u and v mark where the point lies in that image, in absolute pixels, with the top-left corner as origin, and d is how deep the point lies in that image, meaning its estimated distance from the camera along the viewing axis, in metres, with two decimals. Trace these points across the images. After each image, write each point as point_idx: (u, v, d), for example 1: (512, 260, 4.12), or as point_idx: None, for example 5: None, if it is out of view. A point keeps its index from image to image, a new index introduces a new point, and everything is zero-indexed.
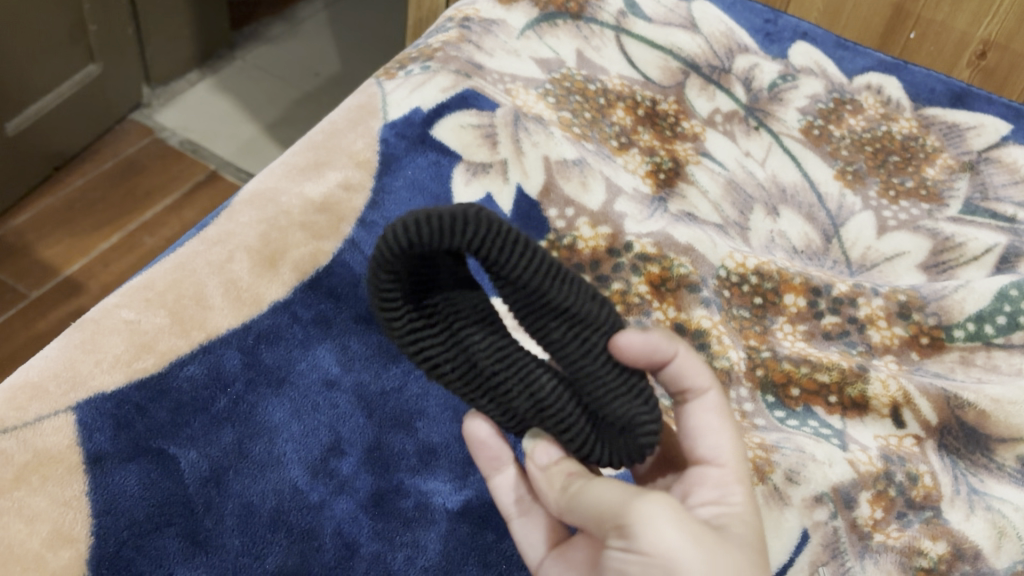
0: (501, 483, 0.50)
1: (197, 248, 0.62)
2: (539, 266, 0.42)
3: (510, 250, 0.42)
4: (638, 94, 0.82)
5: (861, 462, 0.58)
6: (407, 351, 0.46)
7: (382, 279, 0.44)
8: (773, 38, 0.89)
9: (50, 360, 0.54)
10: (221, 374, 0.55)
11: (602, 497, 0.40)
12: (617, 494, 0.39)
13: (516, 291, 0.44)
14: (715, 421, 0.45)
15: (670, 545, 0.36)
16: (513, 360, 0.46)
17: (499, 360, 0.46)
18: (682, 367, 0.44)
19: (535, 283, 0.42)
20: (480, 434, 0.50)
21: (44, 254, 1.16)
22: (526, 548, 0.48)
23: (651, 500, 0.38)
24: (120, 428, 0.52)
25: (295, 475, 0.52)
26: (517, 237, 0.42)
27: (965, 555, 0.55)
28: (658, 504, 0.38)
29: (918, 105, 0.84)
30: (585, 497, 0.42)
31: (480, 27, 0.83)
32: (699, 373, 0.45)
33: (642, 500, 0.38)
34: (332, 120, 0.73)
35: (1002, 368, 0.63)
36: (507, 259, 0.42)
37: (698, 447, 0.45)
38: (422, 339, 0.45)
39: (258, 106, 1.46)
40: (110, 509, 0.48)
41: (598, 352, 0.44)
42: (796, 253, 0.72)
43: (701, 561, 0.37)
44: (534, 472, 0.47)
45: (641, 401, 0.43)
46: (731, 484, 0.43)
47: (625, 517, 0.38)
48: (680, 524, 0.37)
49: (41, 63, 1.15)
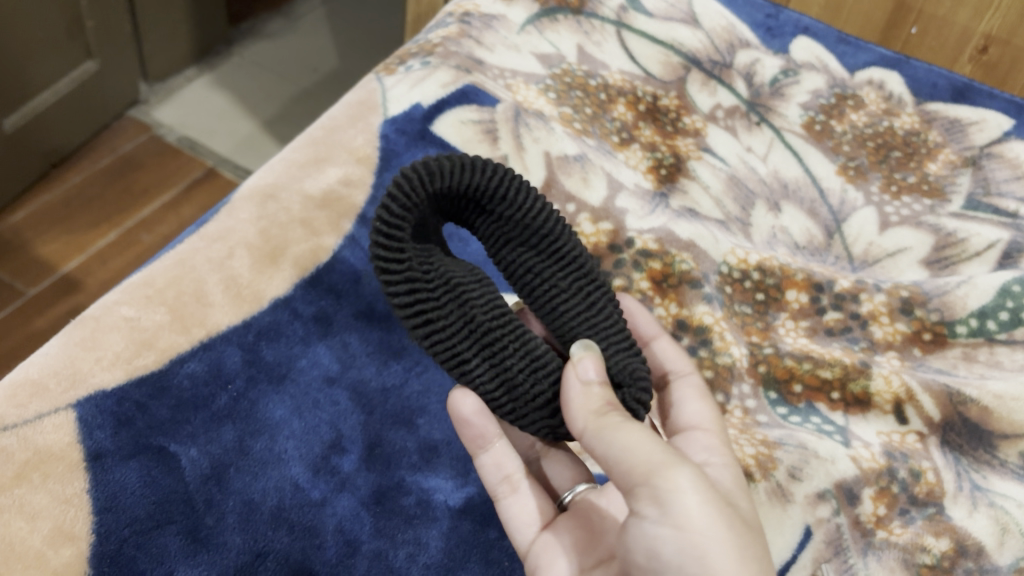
0: (487, 462, 0.51)
1: (197, 244, 0.62)
2: (549, 215, 0.51)
3: (525, 196, 0.50)
4: (639, 89, 0.81)
5: (864, 458, 0.58)
6: (408, 295, 0.46)
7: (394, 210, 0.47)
8: (774, 33, 0.89)
9: (50, 357, 0.54)
10: (221, 371, 0.55)
11: (639, 445, 0.41)
12: (654, 452, 0.40)
13: (526, 244, 0.51)
14: (693, 395, 0.53)
15: (699, 520, 0.39)
16: (510, 319, 0.48)
17: (498, 317, 0.47)
18: (661, 349, 0.56)
19: (546, 228, 0.50)
20: (464, 410, 0.49)
21: (42, 251, 1.16)
22: (514, 531, 0.50)
23: (684, 470, 0.40)
24: (120, 425, 0.51)
25: (296, 472, 0.52)
26: (529, 191, 0.51)
27: (968, 551, 0.54)
28: (690, 477, 0.40)
29: (920, 100, 0.83)
30: (622, 434, 0.41)
31: (481, 22, 0.83)
32: (678, 359, 0.55)
33: (676, 468, 0.40)
34: (332, 116, 0.73)
35: (1004, 365, 0.63)
36: (521, 204, 0.50)
37: (681, 416, 0.52)
38: (423, 285, 0.46)
39: (256, 102, 1.46)
40: (111, 507, 0.48)
41: (595, 304, 0.50)
42: (798, 249, 0.72)
43: (724, 534, 0.39)
44: (572, 382, 0.45)
45: (630, 351, 0.49)
46: (716, 444, 0.49)
47: (656, 480, 0.40)
48: (709, 499, 0.40)
49: (37, 60, 1.14)
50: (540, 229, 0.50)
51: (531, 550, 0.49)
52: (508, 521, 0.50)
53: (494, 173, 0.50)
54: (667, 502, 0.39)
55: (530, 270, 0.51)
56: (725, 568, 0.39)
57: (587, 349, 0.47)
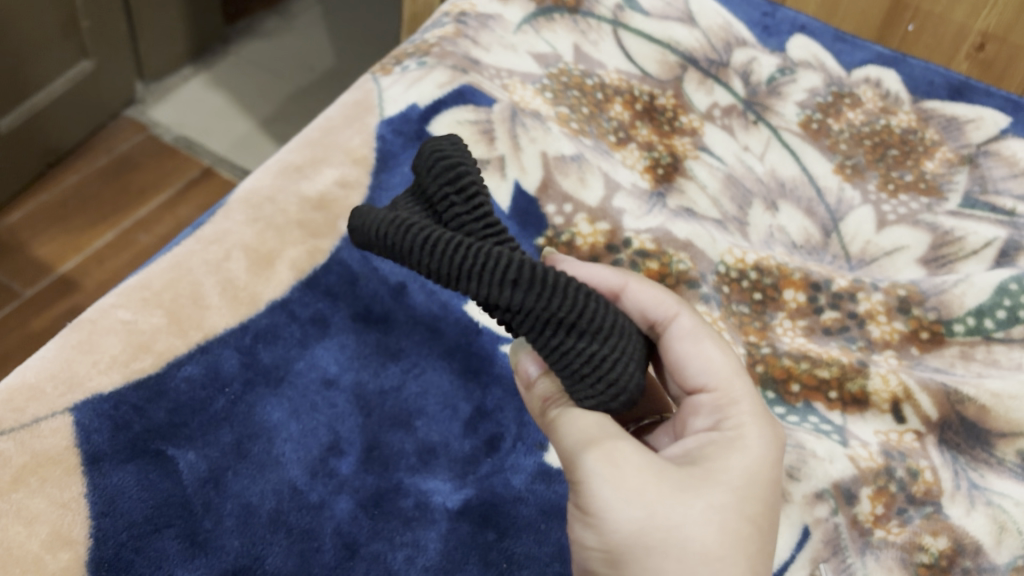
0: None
1: (193, 246, 0.62)
2: (448, 272, 0.44)
3: (418, 254, 0.45)
4: (636, 88, 0.81)
5: (862, 458, 0.58)
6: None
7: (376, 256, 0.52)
8: (771, 31, 0.88)
9: (47, 361, 0.54)
10: (218, 375, 0.55)
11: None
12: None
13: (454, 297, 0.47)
14: (692, 346, 0.49)
15: (604, 503, 0.41)
16: None
17: None
18: (639, 299, 0.51)
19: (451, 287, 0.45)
20: None
21: (39, 252, 1.16)
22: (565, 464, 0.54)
23: (586, 459, 0.42)
24: (118, 429, 0.51)
25: (294, 475, 0.52)
26: (422, 244, 0.44)
27: (966, 550, 0.55)
28: (596, 461, 0.42)
29: (917, 98, 0.83)
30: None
31: (477, 22, 0.82)
32: (660, 303, 0.50)
33: (582, 455, 0.42)
34: (328, 117, 0.73)
35: (1002, 363, 0.63)
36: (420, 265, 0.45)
37: (687, 375, 0.49)
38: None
39: (252, 101, 1.45)
40: (109, 511, 0.48)
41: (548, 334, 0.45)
42: (796, 248, 0.72)
43: (635, 513, 0.40)
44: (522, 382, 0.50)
45: (587, 382, 0.44)
46: (725, 405, 0.47)
47: (570, 468, 0.43)
48: (611, 486, 0.41)
49: (31, 60, 1.13)
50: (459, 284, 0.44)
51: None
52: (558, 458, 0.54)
53: (384, 247, 0.46)
54: (579, 488, 0.43)
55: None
56: (636, 545, 0.40)
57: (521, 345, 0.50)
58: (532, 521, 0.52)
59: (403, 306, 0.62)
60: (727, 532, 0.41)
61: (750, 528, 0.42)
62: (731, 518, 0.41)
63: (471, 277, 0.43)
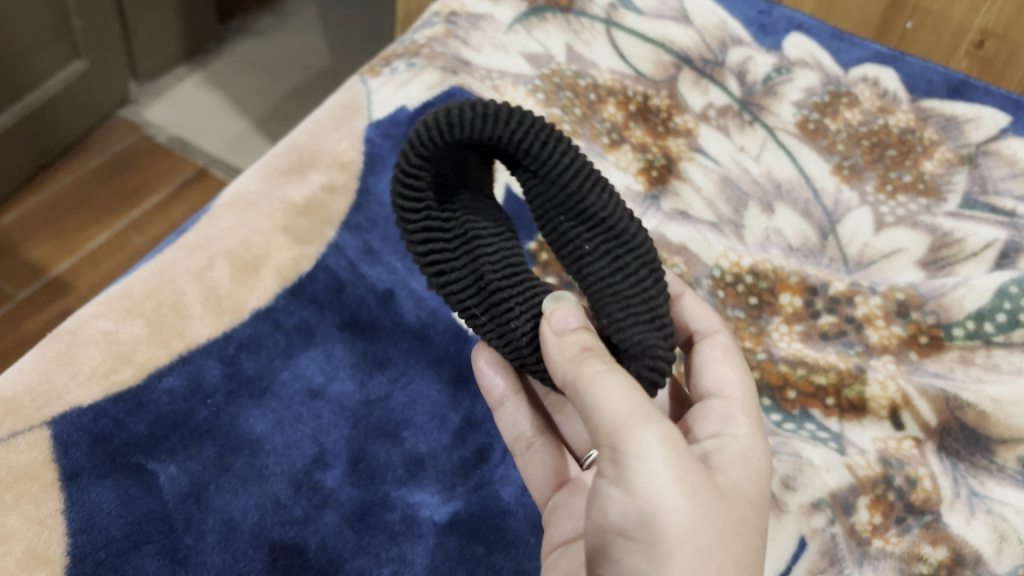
0: (505, 417, 0.53)
1: (176, 254, 0.60)
2: (583, 171, 0.45)
3: (554, 147, 0.44)
4: (629, 89, 0.80)
5: (859, 466, 0.57)
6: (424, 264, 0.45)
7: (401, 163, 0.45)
8: (768, 30, 0.86)
9: (26, 372, 0.53)
10: (200, 386, 0.54)
11: (602, 397, 0.39)
12: (621, 408, 0.38)
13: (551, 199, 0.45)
14: (720, 355, 0.50)
15: (654, 489, 0.38)
16: (525, 281, 0.46)
17: (510, 278, 0.45)
18: (686, 307, 0.53)
19: (575, 186, 0.44)
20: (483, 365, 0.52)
21: (30, 255, 1.14)
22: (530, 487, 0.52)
23: (648, 432, 0.38)
24: (97, 443, 0.50)
25: (278, 489, 0.51)
26: (565, 143, 0.45)
27: (966, 560, 0.53)
28: (656, 441, 0.38)
29: (915, 97, 0.81)
30: (589, 388, 0.39)
31: (468, 22, 0.81)
32: (705, 316, 0.52)
33: (642, 430, 0.38)
34: (315, 120, 0.72)
35: (1002, 368, 0.62)
36: (549, 157, 0.44)
37: (703, 380, 0.49)
38: (442, 256, 0.45)
39: (245, 101, 1.44)
40: (86, 528, 0.47)
41: (626, 271, 0.44)
42: (792, 251, 0.70)
43: (683, 509, 0.38)
44: (548, 336, 0.43)
45: (660, 331, 0.43)
46: (734, 414, 0.46)
47: (619, 441, 0.38)
48: (666, 469, 0.38)
49: (23, 60, 1.12)
50: (566, 189, 0.45)
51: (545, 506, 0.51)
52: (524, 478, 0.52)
53: (516, 122, 0.44)
54: (624, 465, 0.39)
55: (560, 229, 0.46)
56: (671, 539, 0.38)
57: (559, 297, 0.44)
58: (521, 534, 0.51)
59: (391, 314, 0.60)
60: (750, 545, 0.41)
61: (761, 541, 0.42)
62: (752, 531, 0.41)
63: (600, 189, 0.45)
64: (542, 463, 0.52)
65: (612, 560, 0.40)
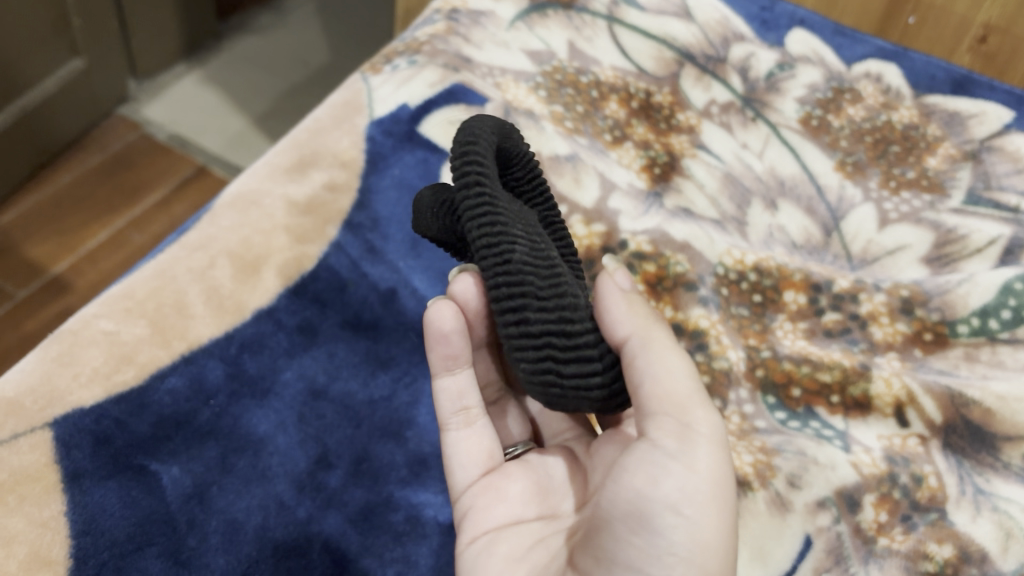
0: (446, 388, 0.50)
1: (177, 253, 0.60)
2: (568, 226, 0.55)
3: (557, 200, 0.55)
4: (631, 86, 0.79)
5: (865, 464, 0.57)
6: (483, 171, 0.46)
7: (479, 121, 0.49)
8: (770, 26, 0.86)
9: (27, 374, 0.53)
10: (202, 386, 0.54)
11: (673, 376, 0.43)
12: (688, 393, 0.43)
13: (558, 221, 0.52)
14: None
15: (711, 468, 0.42)
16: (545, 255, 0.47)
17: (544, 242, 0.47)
18: None
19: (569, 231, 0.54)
20: (442, 328, 0.48)
21: (30, 254, 1.14)
22: (455, 467, 0.49)
23: (708, 417, 0.43)
24: (99, 444, 0.50)
25: (281, 489, 0.51)
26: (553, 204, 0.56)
27: (972, 558, 0.53)
28: (713, 427, 0.43)
29: (918, 92, 0.80)
30: (661, 355, 0.43)
31: (469, 19, 0.81)
32: None
33: (704, 414, 0.43)
34: (316, 118, 0.71)
35: (1007, 364, 0.62)
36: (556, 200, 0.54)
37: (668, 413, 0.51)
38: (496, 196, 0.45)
39: (244, 98, 1.43)
40: (89, 529, 0.47)
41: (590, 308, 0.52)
42: (796, 248, 0.70)
43: (723, 494, 0.42)
44: (610, 287, 0.45)
45: None
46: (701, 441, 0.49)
47: (688, 418, 0.43)
48: (721, 454, 0.43)
49: (21, 59, 1.11)
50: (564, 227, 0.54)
51: (468, 490, 0.49)
52: (450, 457, 0.50)
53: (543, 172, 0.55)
54: (689, 440, 0.42)
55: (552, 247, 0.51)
56: (713, 522, 0.41)
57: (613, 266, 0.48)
58: None
59: (393, 313, 0.60)
60: None
61: None
62: None
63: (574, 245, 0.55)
64: (474, 445, 0.50)
65: (651, 532, 0.40)
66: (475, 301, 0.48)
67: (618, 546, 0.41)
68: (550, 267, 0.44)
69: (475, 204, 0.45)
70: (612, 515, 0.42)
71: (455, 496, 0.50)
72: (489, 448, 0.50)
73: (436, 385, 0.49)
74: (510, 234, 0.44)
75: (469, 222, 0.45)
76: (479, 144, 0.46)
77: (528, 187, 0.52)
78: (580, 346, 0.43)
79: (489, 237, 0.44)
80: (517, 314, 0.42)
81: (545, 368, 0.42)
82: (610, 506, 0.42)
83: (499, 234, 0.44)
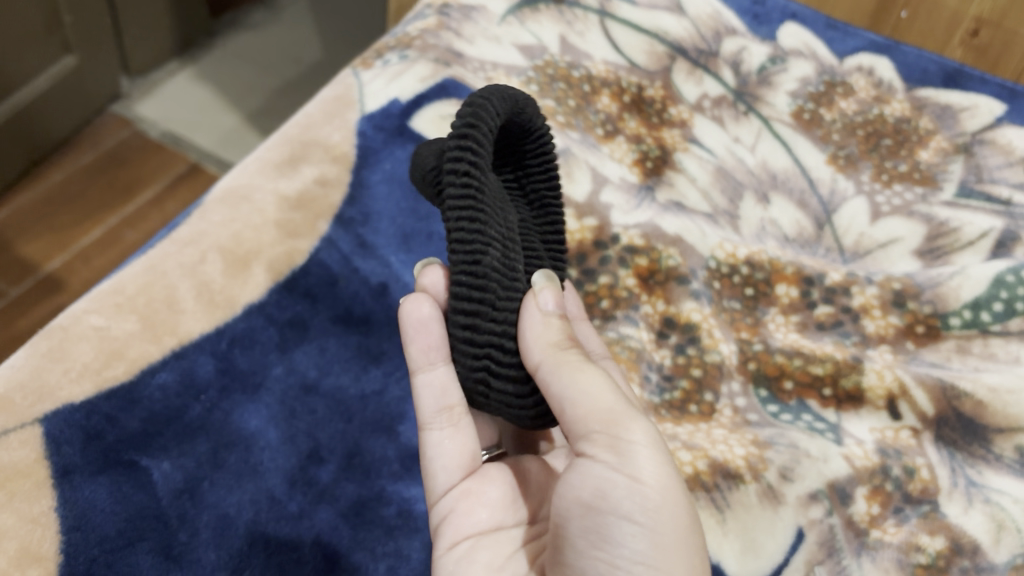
0: (428, 382, 0.47)
1: (168, 249, 0.60)
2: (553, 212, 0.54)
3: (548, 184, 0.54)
4: (623, 80, 0.79)
5: (857, 457, 0.57)
6: (481, 156, 0.43)
7: (489, 93, 0.46)
8: (761, 19, 0.85)
9: (17, 370, 0.52)
10: (193, 382, 0.54)
11: (590, 396, 0.41)
12: (612, 405, 0.41)
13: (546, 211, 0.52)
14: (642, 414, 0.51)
15: (654, 471, 0.40)
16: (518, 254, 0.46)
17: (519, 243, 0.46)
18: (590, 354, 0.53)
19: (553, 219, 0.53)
20: (419, 317, 0.47)
21: (22, 251, 1.14)
22: (436, 469, 0.47)
23: (641, 422, 0.41)
24: (89, 440, 0.50)
25: (273, 484, 0.50)
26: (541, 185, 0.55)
27: (964, 550, 0.53)
28: (647, 430, 0.41)
29: (910, 86, 0.80)
30: (573, 381, 0.41)
31: (460, 13, 0.81)
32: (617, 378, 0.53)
33: (636, 420, 0.41)
34: (307, 113, 0.71)
35: (999, 357, 0.62)
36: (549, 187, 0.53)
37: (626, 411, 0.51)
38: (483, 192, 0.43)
39: (238, 95, 1.43)
40: (80, 525, 0.46)
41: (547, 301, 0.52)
42: (788, 242, 0.70)
43: (677, 494, 0.40)
44: (532, 312, 0.44)
45: None
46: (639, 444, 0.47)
47: (619, 430, 0.41)
48: (663, 457, 0.41)
49: (12, 56, 1.11)
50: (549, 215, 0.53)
51: (449, 494, 0.47)
52: (432, 459, 0.48)
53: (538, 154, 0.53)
54: (624, 450, 0.40)
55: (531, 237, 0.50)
56: (672, 522, 0.40)
57: (550, 279, 0.45)
58: None
59: (385, 308, 0.60)
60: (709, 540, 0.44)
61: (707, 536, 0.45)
62: None
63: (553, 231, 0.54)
64: (455, 448, 0.48)
65: (612, 545, 0.39)
66: (445, 294, 0.49)
67: (583, 562, 0.40)
68: (513, 280, 0.44)
69: (460, 194, 0.43)
70: (571, 532, 0.41)
71: (434, 497, 0.48)
72: (472, 450, 0.48)
73: (415, 379, 0.47)
74: (487, 237, 0.43)
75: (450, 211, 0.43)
76: (480, 128, 0.44)
77: (535, 162, 0.52)
78: (512, 364, 0.44)
79: (464, 234, 0.43)
80: (464, 326, 0.44)
81: (477, 378, 0.44)
82: (566, 523, 0.41)
83: (475, 234, 0.43)
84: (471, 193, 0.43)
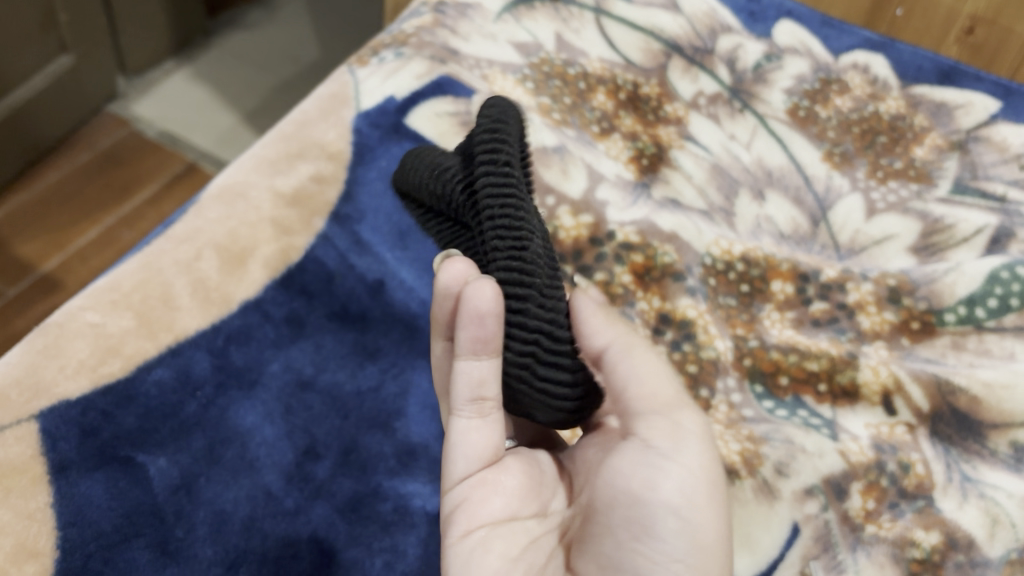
0: (468, 372, 0.44)
1: (164, 246, 0.60)
2: None
3: None
4: (619, 77, 0.79)
5: (852, 452, 0.57)
6: (514, 151, 0.44)
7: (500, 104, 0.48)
8: (757, 17, 0.86)
9: (12, 367, 0.52)
10: (189, 378, 0.54)
11: (652, 383, 0.46)
12: (670, 395, 0.46)
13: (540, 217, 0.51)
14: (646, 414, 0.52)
15: (700, 466, 0.44)
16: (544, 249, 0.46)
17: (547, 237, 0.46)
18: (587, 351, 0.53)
19: None
20: (480, 307, 0.41)
21: (18, 251, 1.14)
22: (457, 457, 0.46)
23: (691, 419, 0.46)
24: (85, 436, 0.50)
25: (268, 480, 0.51)
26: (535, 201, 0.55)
27: (959, 544, 0.53)
28: (698, 427, 0.46)
29: (905, 83, 0.80)
30: (638, 366, 0.46)
31: (456, 11, 0.81)
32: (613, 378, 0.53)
33: (687, 415, 0.46)
34: (303, 110, 0.71)
35: (994, 352, 0.62)
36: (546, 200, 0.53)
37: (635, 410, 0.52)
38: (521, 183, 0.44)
39: (235, 94, 1.43)
40: (76, 521, 0.46)
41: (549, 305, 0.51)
42: (783, 238, 0.70)
43: (717, 492, 0.44)
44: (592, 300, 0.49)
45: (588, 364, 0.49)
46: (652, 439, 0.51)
47: (674, 420, 0.45)
48: (708, 452, 0.45)
49: (8, 56, 1.10)
50: None
51: (464, 482, 0.46)
52: (455, 445, 0.46)
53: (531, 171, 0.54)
54: (678, 441, 0.44)
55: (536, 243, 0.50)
56: (708, 519, 0.43)
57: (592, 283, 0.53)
58: None
59: (381, 304, 0.60)
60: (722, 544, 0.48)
61: None
62: None
63: None
64: (480, 438, 0.46)
65: (652, 537, 0.42)
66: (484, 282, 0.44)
67: (620, 550, 0.43)
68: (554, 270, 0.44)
69: (499, 184, 0.43)
70: (615, 517, 0.43)
71: (448, 484, 0.46)
72: (495, 443, 0.46)
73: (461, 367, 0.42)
74: (530, 225, 0.43)
75: (487, 202, 0.43)
76: (508, 129, 0.45)
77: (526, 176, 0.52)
78: (561, 351, 0.43)
79: (509, 221, 0.42)
80: (510, 313, 0.42)
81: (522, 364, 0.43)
82: (611, 509, 0.44)
83: (520, 221, 0.42)
84: (509, 183, 0.43)
